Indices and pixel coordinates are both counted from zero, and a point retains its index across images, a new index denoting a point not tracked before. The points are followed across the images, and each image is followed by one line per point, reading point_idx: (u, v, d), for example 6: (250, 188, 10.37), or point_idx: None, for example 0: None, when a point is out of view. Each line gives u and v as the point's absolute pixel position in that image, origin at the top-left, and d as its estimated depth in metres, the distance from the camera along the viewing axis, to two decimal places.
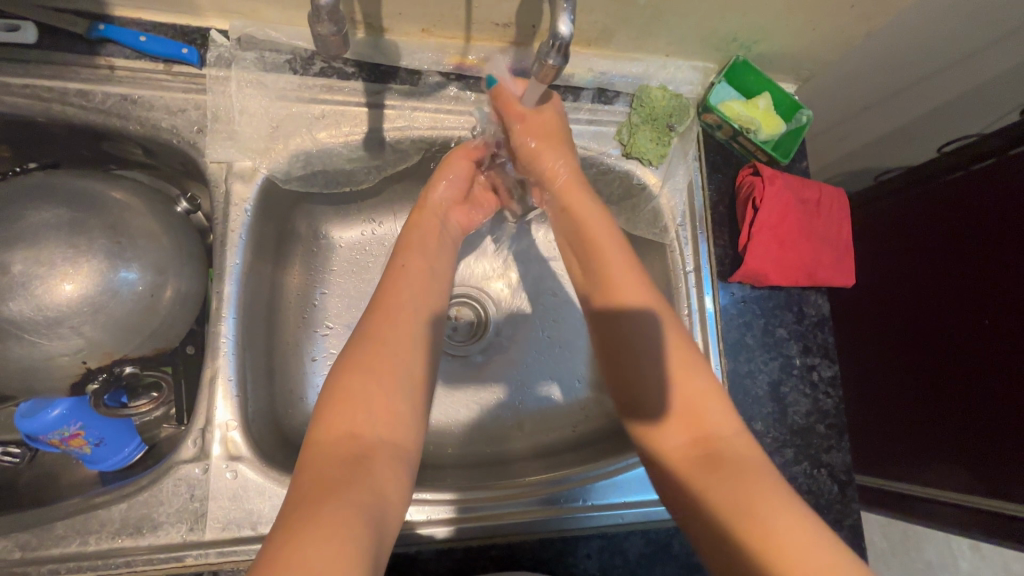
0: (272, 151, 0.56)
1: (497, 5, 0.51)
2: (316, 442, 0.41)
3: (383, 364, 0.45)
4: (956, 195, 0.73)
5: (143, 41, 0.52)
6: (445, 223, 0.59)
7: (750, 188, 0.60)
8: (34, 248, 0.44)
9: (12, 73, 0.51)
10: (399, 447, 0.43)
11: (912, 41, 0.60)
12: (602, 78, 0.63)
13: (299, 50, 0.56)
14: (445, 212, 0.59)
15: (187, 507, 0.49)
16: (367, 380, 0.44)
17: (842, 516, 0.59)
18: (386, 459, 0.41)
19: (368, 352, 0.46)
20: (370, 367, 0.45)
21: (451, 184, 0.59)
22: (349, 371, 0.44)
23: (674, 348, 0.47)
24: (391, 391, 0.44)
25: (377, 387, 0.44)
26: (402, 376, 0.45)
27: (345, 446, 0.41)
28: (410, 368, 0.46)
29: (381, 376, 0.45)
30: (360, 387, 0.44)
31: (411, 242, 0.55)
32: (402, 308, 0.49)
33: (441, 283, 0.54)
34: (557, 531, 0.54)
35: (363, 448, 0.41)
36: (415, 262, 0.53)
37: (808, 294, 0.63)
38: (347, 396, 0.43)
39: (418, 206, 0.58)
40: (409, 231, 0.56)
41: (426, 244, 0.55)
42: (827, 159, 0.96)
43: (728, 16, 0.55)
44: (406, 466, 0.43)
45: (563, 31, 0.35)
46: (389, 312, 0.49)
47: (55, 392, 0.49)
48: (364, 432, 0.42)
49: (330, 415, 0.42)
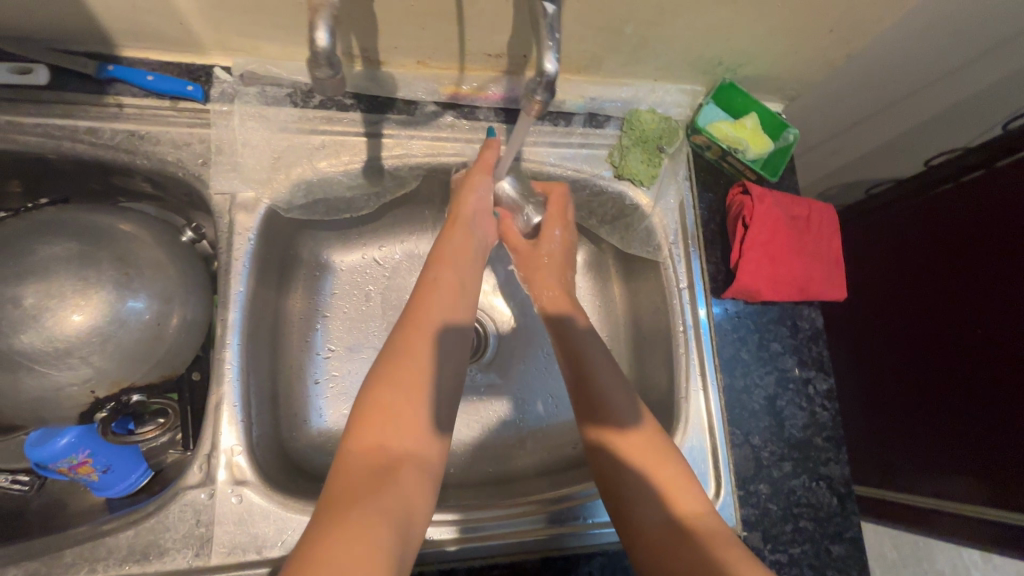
0: (274, 181, 0.58)
1: (489, 37, 0.54)
2: (351, 452, 0.42)
3: (408, 377, 0.45)
4: (946, 204, 0.75)
5: (150, 80, 0.55)
6: (476, 236, 0.58)
7: (740, 207, 0.62)
8: (45, 282, 0.46)
9: (25, 113, 0.53)
10: (428, 458, 0.43)
11: (892, 61, 0.62)
12: (592, 103, 0.65)
13: (299, 83, 0.58)
14: (476, 221, 0.59)
15: (193, 532, 0.49)
16: (396, 393, 0.44)
17: (842, 529, 0.59)
18: (413, 469, 0.42)
19: (393, 366, 0.46)
20: (397, 382, 0.45)
21: (480, 197, 0.58)
22: (381, 382, 0.45)
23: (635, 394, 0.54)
24: (419, 404, 0.45)
25: (403, 398, 0.44)
26: (430, 390, 0.46)
27: (375, 457, 0.41)
28: (438, 381, 0.47)
29: (410, 388, 0.45)
30: (388, 398, 0.44)
31: (443, 253, 0.55)
32: (429, 324, 0.49)
33: (470, 295, 0.54)
34: (559, 550, 0.54)
35: (390, 458, 0.42)
36: (446, 276, 0.53)
37: (801, 308, 0.64)
38: (378, 408, 0.43)
39: (450, 218, 0.58)
40: (443, 242, 0.56)
41: (457, 258, 0.55)
42: (819, 174, 0.97)
43: (712, 42, 0.57)
44: (432, 478, 0.43)
45: (548, 70, 0.37)
46: (417, 325, 0.48)
47: (65, 420, 0.51)
48: (394, 443, 0.42)
49: (362, 426, 0.43)
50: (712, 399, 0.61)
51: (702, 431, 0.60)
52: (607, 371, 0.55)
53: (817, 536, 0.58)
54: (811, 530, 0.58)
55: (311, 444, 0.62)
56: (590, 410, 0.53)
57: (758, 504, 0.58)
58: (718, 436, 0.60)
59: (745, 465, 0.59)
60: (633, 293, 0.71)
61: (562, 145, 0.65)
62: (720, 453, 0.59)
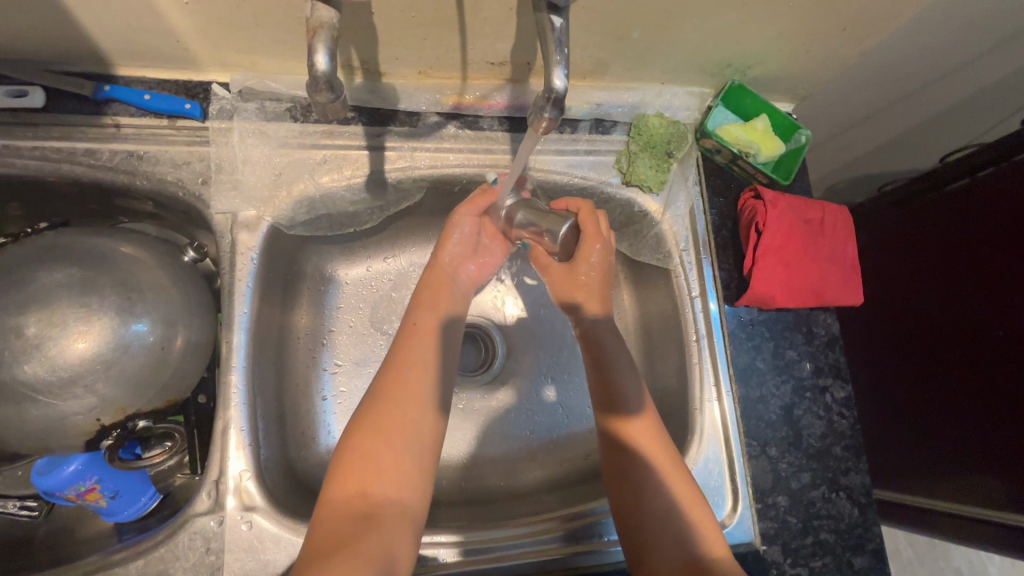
0: (276, 199, 0.57)
1: (492, 46, 0.53)
2: (332, 499, 0.43)
3: (391, 424, 0.46)
4: (960, 205, 0.73)
5: (147, 99, 0.54)
6: (455, 281, 0.58)
7: (752, 212, 0.60)
8: (47, 310, 0.45)
9: (23, 136, 0.52)
10: (410, 505, 0.44)
11: (907, 56, 0.60)
12: (598, 109, 0.63)
13: (299, 98, 0.57)
14: (455, 268, 0.59)
15: (203, 560, 0.49)
16: (377, 439, 0.45)
17: (864, 540, 0.58)
18: (394, 517, 0.42)
19: (376, 412, 0.46)
20: (380, 429, 0.45)
21: (457, 239, 0.58)
22: (364, 427, 0.46)
23: (646, 410, 0.54)
24: (401, 450, 0.45)
25: (386, 445, 0.45)
26: (411, 436, 0.46)
27: (356, 504, 0.42)
28: (421, 428, 0.47)
29: (390, 434, 0.45)
30: (371, 445, 0.45)
31: (421, 301, 0.55)
32: (413, 369, 0.49)
33: (452, 337, 0.54)
34: (576, 569, 0.54)
35: (371, 505, 0.42)
36: (425, 320, 0.53)
37: (817, 313, 0.63)
38: (360, 454, 0.44)
39: (430, 266, 0.58)
40: (420, 289, 0.56)
41: (436, 303, 0.55)
42: (829, 170, 0.95)
43: (721, 44, 0.56)
44: (415, 525, 0.44)
45: (558, 86, 0.36)
46: (400, 371, 0.49)
47: (70, 448, 0.50)
48: (376, 490, 0.43)
49: (346, 472, 0.44)
50: (728, 409, 0.60)
51: (717, 442, 0.59)
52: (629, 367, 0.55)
53: (838, 549, 0.57)
54: (831, 543, 0.57)
55: (320, 462, 0.61)
56: (609, 404, 0.54)
57: (777, 517, 0.57)
58: (734, 448, 0.58)
59: (763, 478, 0.58)
60: (643, 301, 0.69)
61: (568, 153, 0.63)
62: (736, 463, 0.58)
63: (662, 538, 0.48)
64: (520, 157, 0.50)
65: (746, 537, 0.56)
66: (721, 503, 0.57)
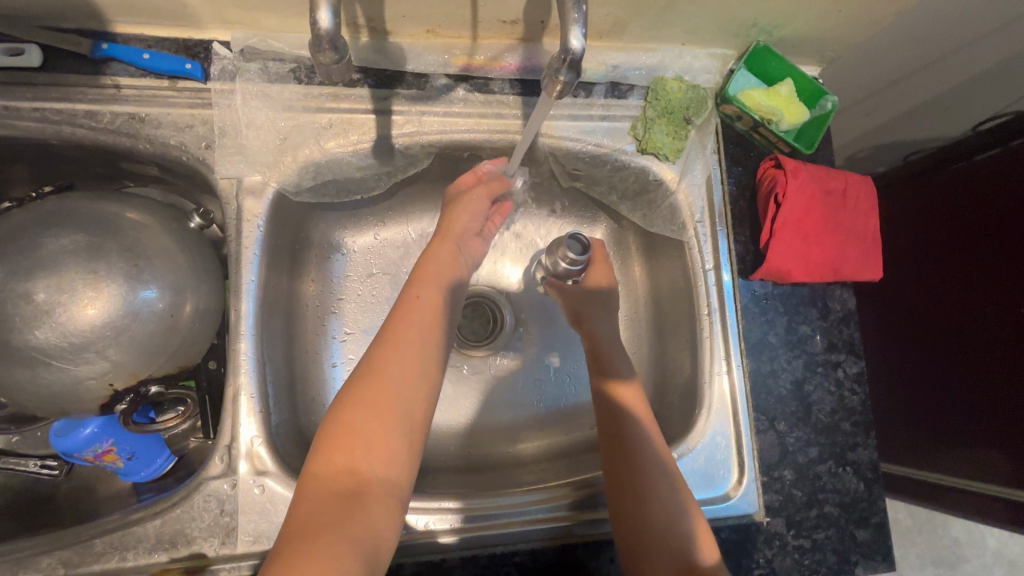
0: (281, 164, 0.55)
1: (503, 3, 0.50)
2: (317, 475, 0.43)
3: (384, 399, 0.45)
4: (988, 177, 0.70)
5: (147, 59, 0.52)
6: (460, 251, 0.58)
7: (772, 182, 0.58)
8: (56, 276, 0.45)
9: (21, 97, 0.51)
10: (395, 484, 0.44)
11: (946, 14, 0.56)
12: (615, 72, 0.60)
13: (303, 58, 0.55)
14: (465, 240, 0.59)
15: (218, 522, 0.50)
16: (369, 415, 0.45)
17: (868, 513, 0.58)
18: (381, 497, 0.43)
19: (370, 387, 0.46)
20: (371, 405, 0.45)
21: (469, 214, 0.58)
22: (355, 402, 0.45)
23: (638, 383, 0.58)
24: (389, 429, 0.45)
25: (376, 423, 0.44)
26: (404, 416, 0.45)
27: (342, 481, 0.42)
28: (413, 407, 0.46)
29: (383, 412, 0.45)
30: (362, 423, 0.44)
31: (427, 273, 0.54)
32: (410, 347, 0.48)
33: (451, 314, 0.54)
34: (581, 537, 0.55)
35: (358, 484, 0.42)
36: (429, 294, 0.52)
37: (833, 289, 0.61)
38: (350, 431, 0.44)
39: (440, 233, 0.58)
40: (427, 256, 0.56)
41: (441, 277, 0.54)
42: (852, 137, 0.92)
43: (748, 2, 0.52)
44: (398, 503, 0.44)
45: (575, 46, 0.35)
46: (396, 344, 0.48)
47: (86, 412, 0.51)
48: (363, 468, 0.43)
49: (332, 447, 0.43)
50: (737, 381, 0.59)
51: (725, 415, 0.59)
52: (619, 348, 0.61)
53: (842, 522, 0.58)
54: (835, 516, 0.58)
55: None
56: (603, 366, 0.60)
57: (782, 490, 0.58)
58: (742, 422, 0.58)
59: (771, 451, 0.58)
60: (655, 274, 0.68)
61: (582, 118, 0.61)
62: (745, 438, 0.58)
63: (628, 514, 0.51)
64: (540, 112, 0.48)
65: (750, 508, 0.57)
66: (726, 475, 0.57)
